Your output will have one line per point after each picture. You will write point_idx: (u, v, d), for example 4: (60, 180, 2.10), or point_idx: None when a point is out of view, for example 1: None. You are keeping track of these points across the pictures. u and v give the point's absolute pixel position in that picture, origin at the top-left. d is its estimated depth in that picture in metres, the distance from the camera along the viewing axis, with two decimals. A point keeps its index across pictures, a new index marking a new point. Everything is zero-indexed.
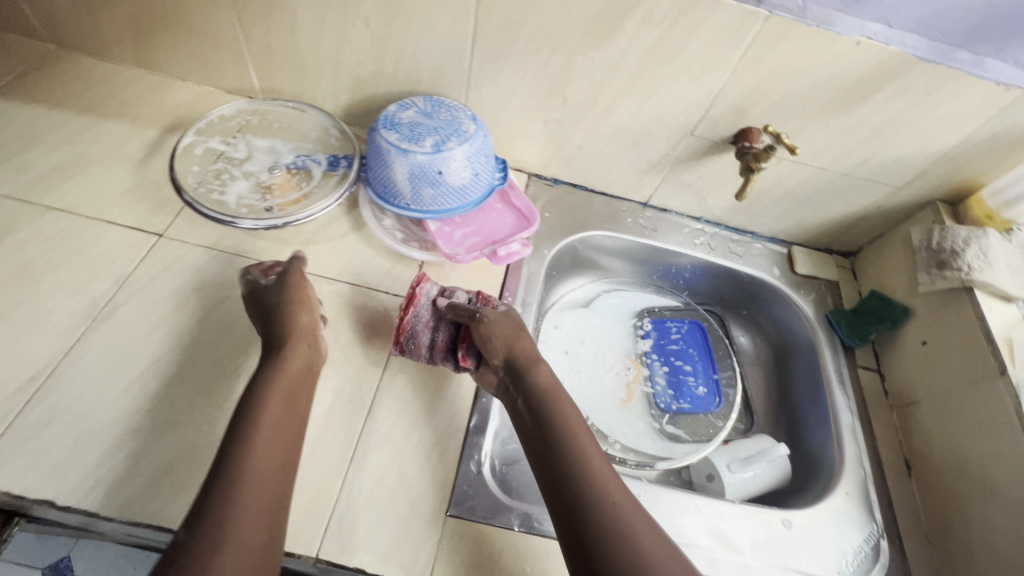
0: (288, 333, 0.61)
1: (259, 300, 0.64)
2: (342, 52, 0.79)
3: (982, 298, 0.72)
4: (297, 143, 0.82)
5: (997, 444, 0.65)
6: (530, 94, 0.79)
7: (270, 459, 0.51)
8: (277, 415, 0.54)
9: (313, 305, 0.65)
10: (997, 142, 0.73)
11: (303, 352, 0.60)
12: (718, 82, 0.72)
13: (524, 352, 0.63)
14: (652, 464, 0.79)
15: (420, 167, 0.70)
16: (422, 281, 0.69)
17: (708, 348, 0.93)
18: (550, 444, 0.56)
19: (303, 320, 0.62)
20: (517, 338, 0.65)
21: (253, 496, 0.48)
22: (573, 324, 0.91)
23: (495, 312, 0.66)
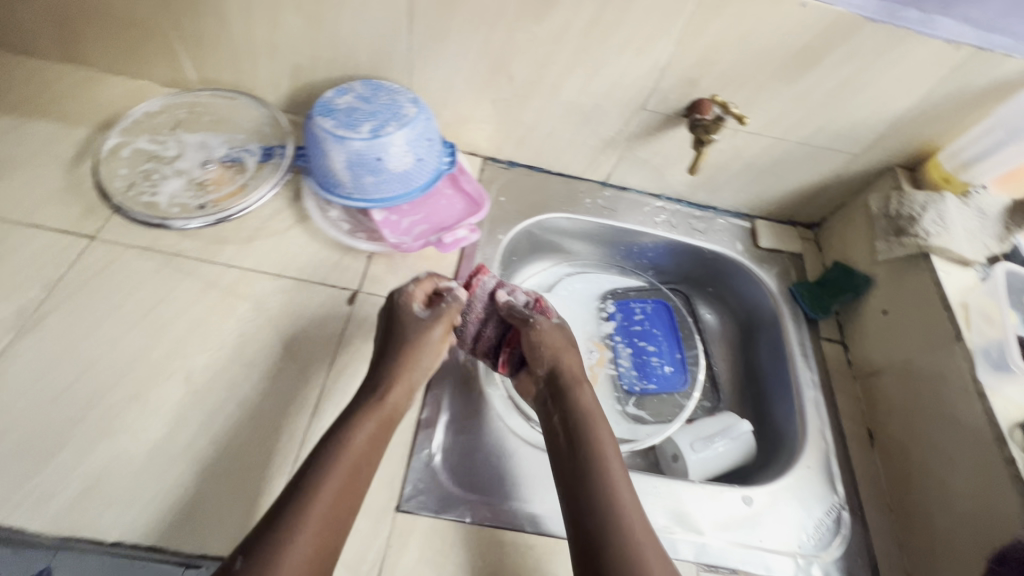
0: (406, 373, 0.60)
1: (400, 319, 0.63)
2: (276, 38, 0.75)
3: (939, 264, 0.72)
4: (229, 134, 0.79)
5: (954, 411, 0.64)
6: (475, 74, 0.77)
7: (333, 498, 0.49)
8: (357, 455, 0.53)
9: (439, 348, 0.64)
10: (951, 103, 0.71)
11: (402, 401, 0.59)
12: (664, 53, 0.69)
13: (573, 373, 0.63)
14: None
15: (359, 154, 0.68)
16: (479, 273, 0.69)
17: (674, 327, 0.91)
18: (578, 469, 0.55)
19: (424, 360, 0.62)
20: (569, 353, 0.65)
21: (309, 538, 0.46)
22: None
23: (562, 331, 0.67)
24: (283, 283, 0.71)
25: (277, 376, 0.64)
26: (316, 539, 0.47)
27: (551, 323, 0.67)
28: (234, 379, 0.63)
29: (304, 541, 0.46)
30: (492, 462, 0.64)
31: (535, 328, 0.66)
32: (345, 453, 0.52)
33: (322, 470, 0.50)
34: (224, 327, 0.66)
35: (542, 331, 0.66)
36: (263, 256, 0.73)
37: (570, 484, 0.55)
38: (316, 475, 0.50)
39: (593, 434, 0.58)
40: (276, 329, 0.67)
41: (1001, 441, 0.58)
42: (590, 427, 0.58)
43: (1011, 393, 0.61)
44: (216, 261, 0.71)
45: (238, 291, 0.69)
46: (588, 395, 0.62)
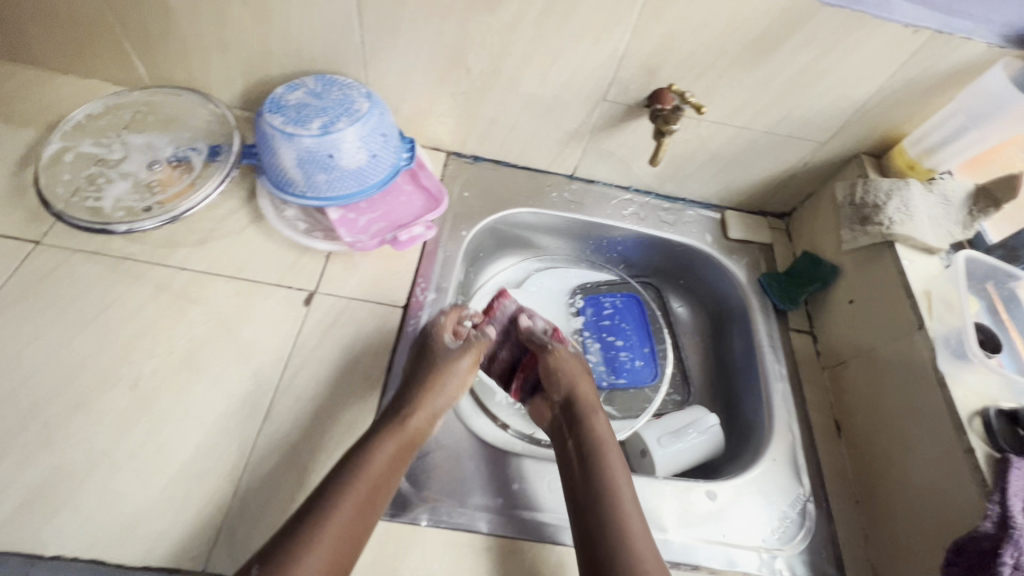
0: (431, 398, 0.62)
1: (430, 344, 0.66)
2: (225, 33, 0.73)
3: (903, 252, 0.71)
4: (175, 134, 0.77)
5: (917, 402, 0.63)
6: (431, 67, 0.75)
7: (351, 514, 0.52)
8: (377, 473, 0.55)
9: (465, 378, 0.67)
10: (914, 89, 0.70)
11: (423, 425, 0.61)
12: (621, 41, 0.68)
13: (587, 401, 0.68)
14: None
15: (309, 152, 0.66)
16: (501, 297, 0.79)
17: (644, 322, 0.90)
18: (590, 493, 0.58)
19: (450, 387, 0.64)
20: (583, 381, 0.70)
21: (326, 551, 0.49)
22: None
23: (577, 361, 0.73)
24: (237, 285, 0.69)
25: (229, 380, 0.62)
26: (332, 553, 0.49)
27: (565, 351, 0.74)
28: (184, 385, 0.61)
29: (321, 554, 0.48)
30: (488, 469, 0.64)
31: (553, 354, 0.72)
32: (366, 470, 0.55)
33: (343, 484, 0.53)
34: (174, 331, 0.64)
35: (561, 358, 0.72)
36: (217, 257, 0.71)
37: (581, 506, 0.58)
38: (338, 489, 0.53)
39: (607, 460, 0.61)
40: (229, 332, 0.66)
41: (960, 430, 0.57)
42: (605, 453, 0.62)
43: (971, 381, 0.60)
44: (167, 264, 0.69)
45: (189, 295, 0.67)
46: (602, 422, 0.66)
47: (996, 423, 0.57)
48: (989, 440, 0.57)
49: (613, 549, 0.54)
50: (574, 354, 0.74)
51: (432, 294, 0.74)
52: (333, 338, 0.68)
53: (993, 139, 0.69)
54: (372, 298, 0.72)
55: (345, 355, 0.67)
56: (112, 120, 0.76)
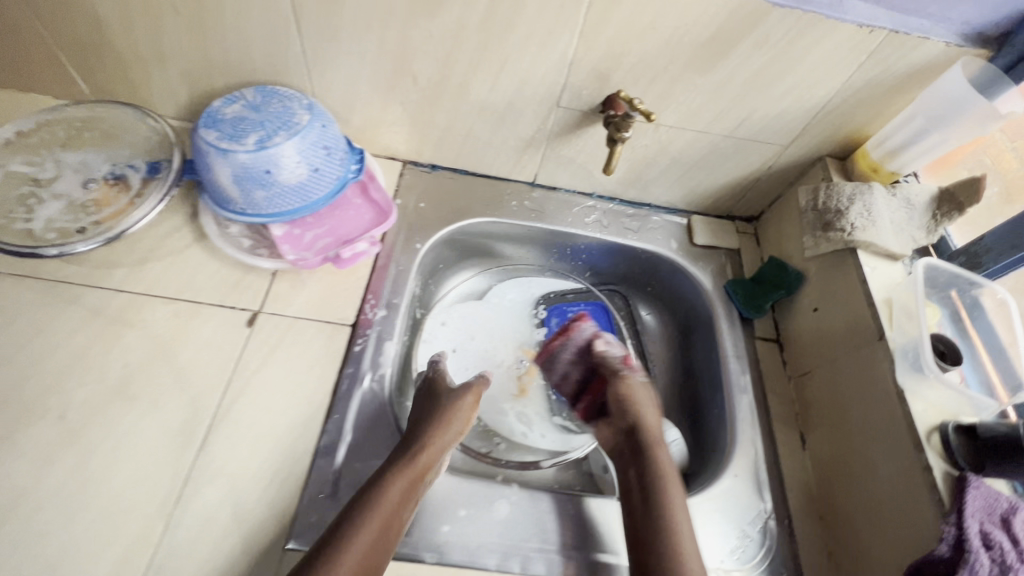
0: (438, 434, 0.62)
1: (433, 385, 0.68)
2: (160, 44, 0.70)
3: (866, 258, 0.69)
4: (112, 150, 0.74)
5: (877, 415, 0.61)
6: (377, 75, 0.72)
7: (363, 554, 0.50)
8: (389, 510, 0.54)
9: (469, 415, 0.66)
10: (876, 90, 0.68)
11: (434, 458, 0.60)
12: (568, 46, 0.65)
13: (654, 433, 0.67)
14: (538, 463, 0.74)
15: (245, 167, 0.63)
16: (580, 321, 0.83)
17: (611, 329, 0.89)
18: (648, 525, 0.58)
19: (455, 425, 0.64)
20: (649, 410, 0.69)
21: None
22: (461, 318, 0.85)
23: (647, 390, 0.72)
24: (177, 306, 0.67)
25: (165, 408, 0.60)
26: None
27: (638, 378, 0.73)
28: (116, 414, 0.59)
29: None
30: (458, 486, 0.62)
31: (621, 378, 0.73)
32: (381, 509, 0.54)
33: (357, 522, 0.52)
34: (108, 358, 0.62)
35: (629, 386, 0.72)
36: (156, 278, 0.68)
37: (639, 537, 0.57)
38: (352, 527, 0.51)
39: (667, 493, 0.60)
40: (166, 357, 0.63)
41: (919, 447, 0.55)
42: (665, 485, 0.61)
43: (931, 395, 0.58)
44: (103, 286, 0.67)
45: (126, 318, 0.65)
46: (665, 455, 0.65)
47: (954, 438, 0.55)
48: (947, 455, 0.55)
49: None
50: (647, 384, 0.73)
51: (382, 311, 0.72)
52: (276, 360, 0.65)
53: (955, 141, 0.67)
54: (320, 317, 0.70)
55: (288, 378, 0.64)
56: (44, 137, 0.74)
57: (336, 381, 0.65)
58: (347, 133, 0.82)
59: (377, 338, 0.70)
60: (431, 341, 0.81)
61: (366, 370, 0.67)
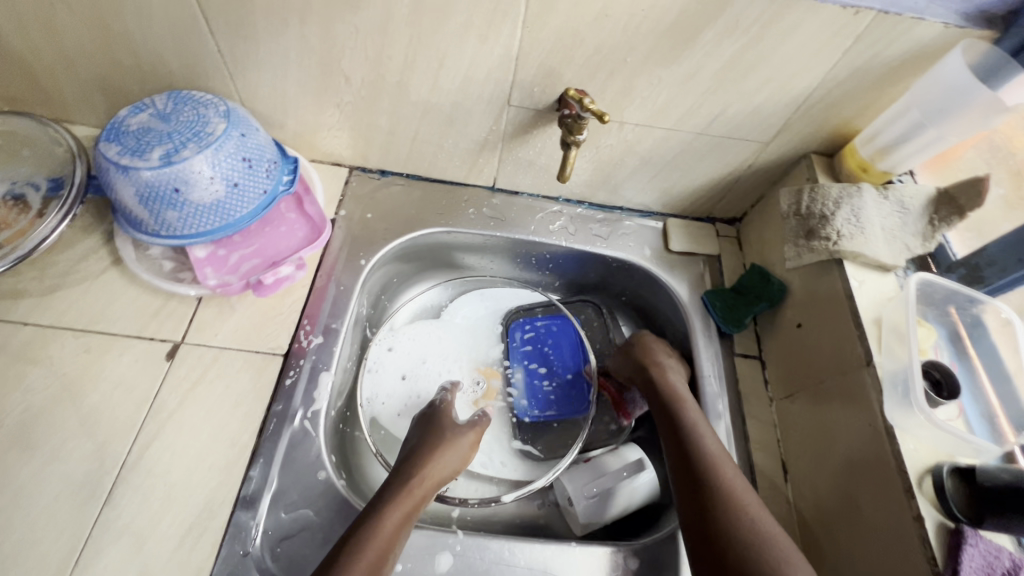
0: (438, 464, 0.59)
1: (434, 416, 0.65)
2: (61, 46, 0.62)
3: (853, 270, 0.62)
4: (10, 168, 0.66)
5: (864, 451, 0.54)
6: (306, 76, 0.65)
7: None
8: (388, 540, 0.50)
9: (468, 454, 0.62)
10: (866, 80, 0.59)
11: (430, 487, 0.57)
12: (512, 38, 0.58)
13: (666, 383, 0.65)
14: (495, 500, 0.65)
15: (150, 186, 0.56)
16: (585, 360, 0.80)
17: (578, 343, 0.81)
18: (705, 493, 0.54)
19: (454, 457, 0.60)
20: (652, 363, 0.68)
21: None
22: (411, 340, 0.78)
23: (653, 343, 0.71)
24: (88, 339, 0.61)
25: (69, 457, 0.54)
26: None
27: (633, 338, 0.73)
28: (14, 465, 0.53)
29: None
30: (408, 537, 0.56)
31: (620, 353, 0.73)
32: (376, 540, 0.49)
33: (355, 553, 0.48)
34: (7, 402, 0.56)
35: (626, 347, 0.73)
36: (66, 307, 0.62)
37: (707, 537, 0.52)
38: (351, 555, 0.48)
39: (703, 448, 0.58)
40: (72, 398, 0.57)
41: (910, 494, 0.49)
42: (700, 439, 0.59)
43: (922, 433, 0.51)
44: (5, 319, 0.60)
45: (30, 355, 0.59)
46: (693, 411, 0.62)
47: (949, 484, 0.48)
48: (940, 503, 0.48)
49: (742, 551, 0.49)
50: (643, 333, 0.73)
51: (318, 338, 0.65)
52: (197, 398, 0.59)
53: (954, 137, 0.61)
54: (247, 347, 0.63)
55: (209, 419, 0.58)
56: None
57: (262, 420, 0.59)
58: (283, 138, 0.75)
59: (312, 369, 0.63)
60: (377, 370, 0.74)
61: (297, 406, 0.61)
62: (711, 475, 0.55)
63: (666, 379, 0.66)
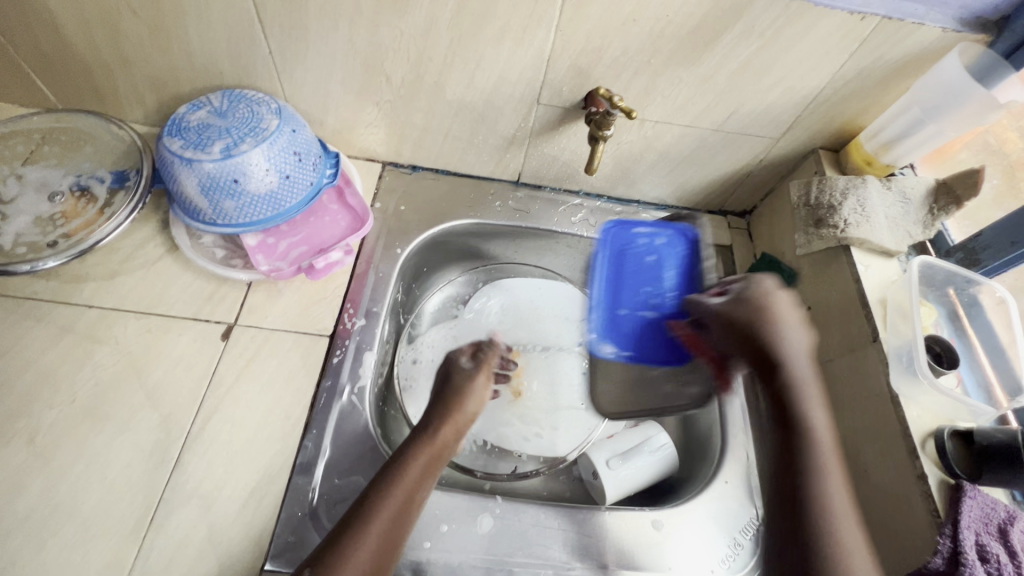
0: (456, 413, 0.62)
1: (449, 368, 0.68)
2: (123, 48, 0.67)
3: (860, 255, 0.67)
4: (73, 163, 0.71)
5: (871, 421, 0.59)
6: (349, 76, 0.69)
7: (390, 520, 0.50)
8: (411, 484, 0.53)
9: (483, 395, 0.67)
10: (872, 79, 0.64)
11: (450, 433, 0.60)
12: (545, 41, 0.62)
13: (789, 360, 0.52)
14: (563, 460, 0.73)
15: (211, 177, 0.61)
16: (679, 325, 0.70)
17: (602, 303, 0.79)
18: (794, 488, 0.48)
19: (468, 408, 0.64)
20: (773, 334, 0.53)
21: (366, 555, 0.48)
22: (431, 350, 0.80)
23: (775, 301, 0.55)
24: (149, 321, 0.65)
25: (139, 427, 0.59)
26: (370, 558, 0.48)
27: (750, 293, 0.56)
28: (88, 435, 0.58)
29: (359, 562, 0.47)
30: (449, 501, 0.60)
31: (724, 309, 0.57)
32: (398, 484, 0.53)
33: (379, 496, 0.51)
34: (78, 377, 0.60)
35: (732, 306, 0.56)
36: (127, 291, 0.66)
37: (797, 553, 0.46)
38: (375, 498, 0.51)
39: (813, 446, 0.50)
40: (138, 374, 0.62)
41: (914, 454, 0.54)
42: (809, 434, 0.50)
43: (926, 400, 0.56)
44: (72, 302, 0.65)
45: (96, 335, 0.63)
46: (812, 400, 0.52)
47: (950, 445, 0.53)
48: (943, 464, 0.53)
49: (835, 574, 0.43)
50: (760, 284, 0.56)
51: (361, 320, 0.70)
52: (252, 374, 0.63)
53: (952, 132, 0.65)
54: (296, 329, 0.67)
55: (264, 394, 0.62)
56: (6, 153, 0.71)
57: (314, 395, 0.63)
58: (323, 135, 0.80)
59: (356, 349, 0.68)
60: (412, 385, 0.75)
61: (345, 382, 0.65)
62: (812, 476, 0.48)
63: (787, 357, 0.53)
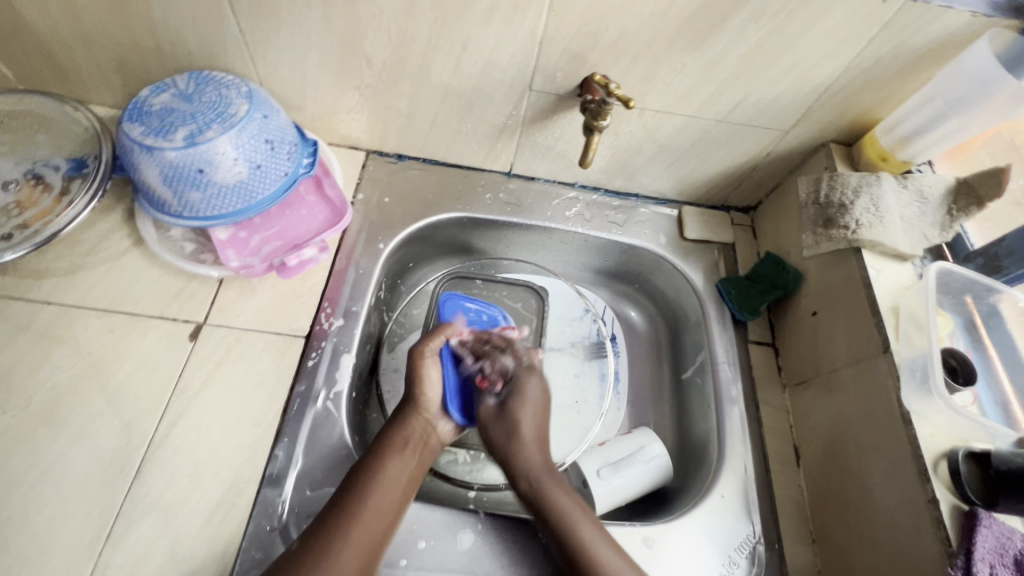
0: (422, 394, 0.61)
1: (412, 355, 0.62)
2: (82, 26, 0.62)
3: (871, 259, 0.62)
4: (27, 151, 0.67)
5: (879, 436, 0.55)
6: (327, 58, 0.64)
7: (380, 510, 0.52)
8: (393, 474, 0.55)
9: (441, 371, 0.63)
10: (892, 67, 0.59)
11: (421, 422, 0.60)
12: (538, 21, 0.57)
13: (536, 467, 0.59)
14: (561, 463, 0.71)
15: (174, 167, 0.56)
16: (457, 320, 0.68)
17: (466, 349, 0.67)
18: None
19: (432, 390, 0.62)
20: (522, 448, 0.59)
21: (350, 566, 0.49)
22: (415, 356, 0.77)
23: (527, 408, 0.62)
24: (112, 319, 0.61)
25: (98, 434, 0.55)
26: (360, 556, 0.50)
27: (513, 401, 0.61)
28: (43, 442, 0.54)
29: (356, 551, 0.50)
30: (427, 516, 0.57)
31: (490, 420, 0.61)
32: (377, 482, 0.54)
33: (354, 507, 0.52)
34: (34, 380, 0.57)
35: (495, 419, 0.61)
36: (89, 287, 0.62)
37: None
38: (357, 495, 0.52)
39: (558, 506, 0.56)
40: (99, 375, 0.58)
41: (925, 477, 0.50)
42: (553, 499, 0.57)
43: (938, 418, 0.52)
44: (28, 298, 0.61)
45: (55, 334, 0.59)
46: (561, 493, 0.57)
47: (965, 468, 0.50)
48: (957, 489, 0.49)
49: None
50: (518, 399, 0.62)
51: (339, 320, 0.66)
52: (221, 378, 0.60)
53: (976, 128, 0.61)
54: (270, 328, 0.64)
55: (233, 399, 0.59)
56: None
57: (287, 400, 0.60)
58: (302, 121, 0.75)
59: (333, 351, 0.64)
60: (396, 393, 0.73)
61: (320, 387, 0.61)
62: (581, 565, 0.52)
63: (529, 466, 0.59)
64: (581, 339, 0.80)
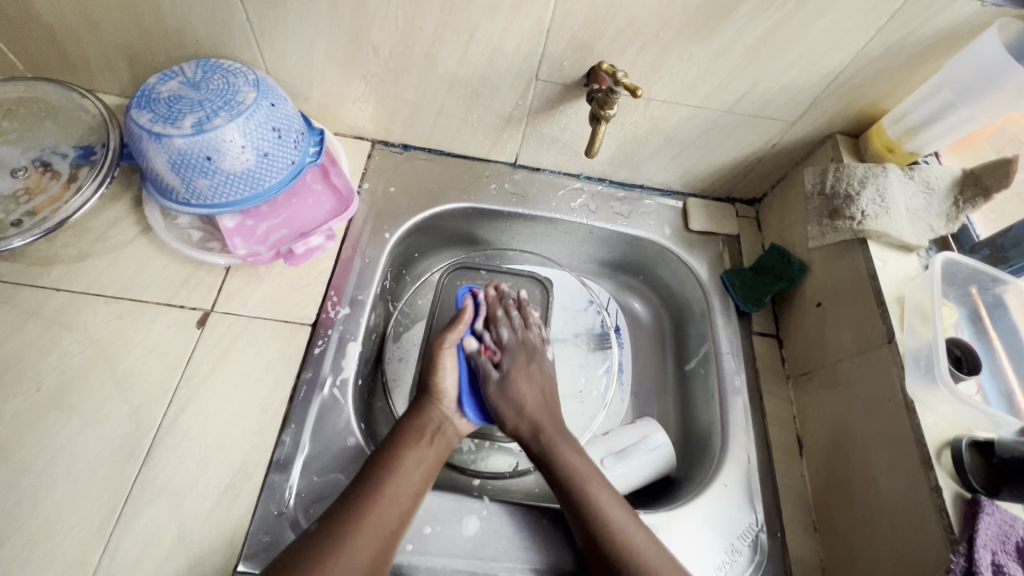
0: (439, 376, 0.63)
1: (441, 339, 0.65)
2: (90, 13, 0.62)
3: (877, 250, 0.62)
4: (34, 139, 0.67)
5: (883, 426, 0.56)
6: (334, 46, 0.64)
7: (407, 485, 0.54)
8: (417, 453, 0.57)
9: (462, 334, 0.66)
10: (900, 57, 0.59)
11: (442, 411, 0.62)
12: (545, 10, 0.57)
13: (547, 425, 0.60)
14: None
15: (182, 154, 0.56)
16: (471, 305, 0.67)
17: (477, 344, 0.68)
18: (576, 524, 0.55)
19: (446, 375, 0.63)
20: (533, 407, 0.61)
21: (378, 533, 0.51)
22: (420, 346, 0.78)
23: (532, 377, 0.64)
24: (120, 306, 0.61)
25: (107, 419, 0.56)
26: (390, 526, 0.51)
27: (518, 368, 0.64)
28: (53, 426, 0.55)
29: (385, 521, 0.51)
30: (433, 502, 0.58)
31: (498, 383, 0.62)
32: (400, 462, 0.56)
33: (368, 496, 0.52)
34: (43, 365, 0.57)
35: (506, 384, 0.62)
36: (97, 274, 0.63)
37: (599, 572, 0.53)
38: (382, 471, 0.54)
39: (567, 463, 0.58)
40: (108, 361, 0.58)
41: (928, 465, 0.50)
42: (561, 455, 0.58)
43: (942, 408, 0.53)
44: (37, 284, 0.61)
45: (64, 320, 0.60)
46: (568, 448, 0.59)
47: (968, 457, 0.50)
48: (959, 477, 0.50)
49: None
50: (523, 365, 0.64)
51: (346, 308, 0.66)
52: (228, 364, 0.60)
53: (984, 118, 0.60)
54: (276, 316, 0.64)
55: (240, 385, 0.59)
56: None
57: (293, 387, 0.60)
58: (308, 110, 0.75)
59: (340, 339, 0.64)
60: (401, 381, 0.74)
61: (327, 374, 0.62)
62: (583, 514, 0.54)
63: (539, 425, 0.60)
64: (585, 330, 0.80)
